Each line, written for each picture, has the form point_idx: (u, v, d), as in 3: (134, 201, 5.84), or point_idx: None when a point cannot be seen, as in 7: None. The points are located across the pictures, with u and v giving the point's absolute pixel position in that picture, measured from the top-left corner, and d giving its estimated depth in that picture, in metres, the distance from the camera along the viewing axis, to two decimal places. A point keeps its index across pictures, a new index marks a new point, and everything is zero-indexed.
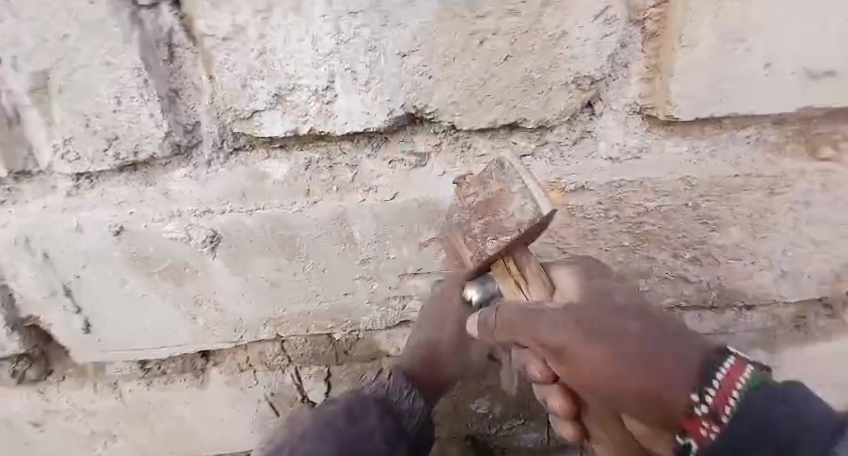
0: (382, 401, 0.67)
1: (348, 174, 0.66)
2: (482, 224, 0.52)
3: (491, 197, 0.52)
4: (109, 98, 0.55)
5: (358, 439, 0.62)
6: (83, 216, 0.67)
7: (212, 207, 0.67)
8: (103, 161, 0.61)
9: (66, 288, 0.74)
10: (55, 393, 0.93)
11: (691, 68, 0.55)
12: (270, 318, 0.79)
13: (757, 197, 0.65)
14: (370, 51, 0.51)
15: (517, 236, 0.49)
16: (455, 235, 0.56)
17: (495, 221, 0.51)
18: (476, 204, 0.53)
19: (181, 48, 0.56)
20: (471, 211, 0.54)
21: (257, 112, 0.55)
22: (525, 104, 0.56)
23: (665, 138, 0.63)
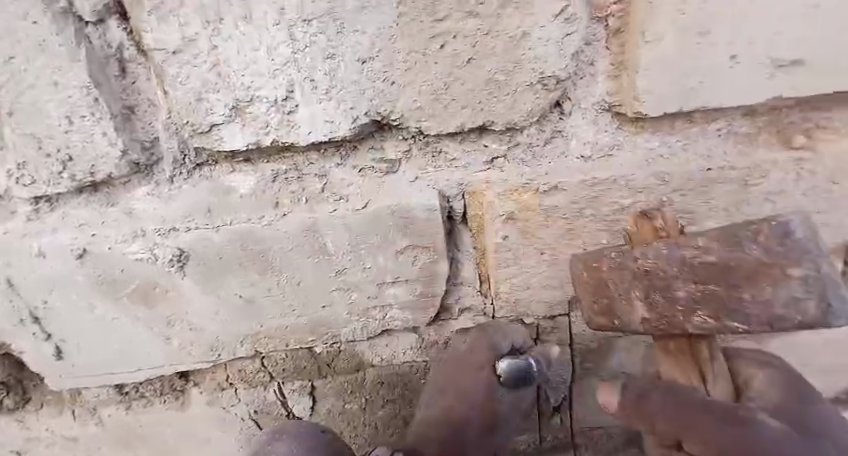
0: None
1: (317, 184, 0.65)
2: (706, 293, 0.41)
3: (731, 263, 0.39)
4: (60, 118, 0.53)
5: None
6: (44, 241, 0.64)
7: (177, 226, 0.64)
8: (60, 183, 0.59)
9: (34, 316, 0.71)
10: (35, 421, 0.90)
11: (655, 63, 0.54)
12: (248, 335, 0.77)
13: (733, 189, 0.65)
14: (328, 58, 0.50)
15: (757, 321, 0.39)
16: (643, 282, 0.45)
17: (729, 293, 0.40)
18: (704, 267, 0.40)
19: (133, 63, 0.54)
20: (658, 266, 0.43)
21: (216, 126, 0.53)
22: (492, 108, 0.55)
23: (635, 135, 0.63)
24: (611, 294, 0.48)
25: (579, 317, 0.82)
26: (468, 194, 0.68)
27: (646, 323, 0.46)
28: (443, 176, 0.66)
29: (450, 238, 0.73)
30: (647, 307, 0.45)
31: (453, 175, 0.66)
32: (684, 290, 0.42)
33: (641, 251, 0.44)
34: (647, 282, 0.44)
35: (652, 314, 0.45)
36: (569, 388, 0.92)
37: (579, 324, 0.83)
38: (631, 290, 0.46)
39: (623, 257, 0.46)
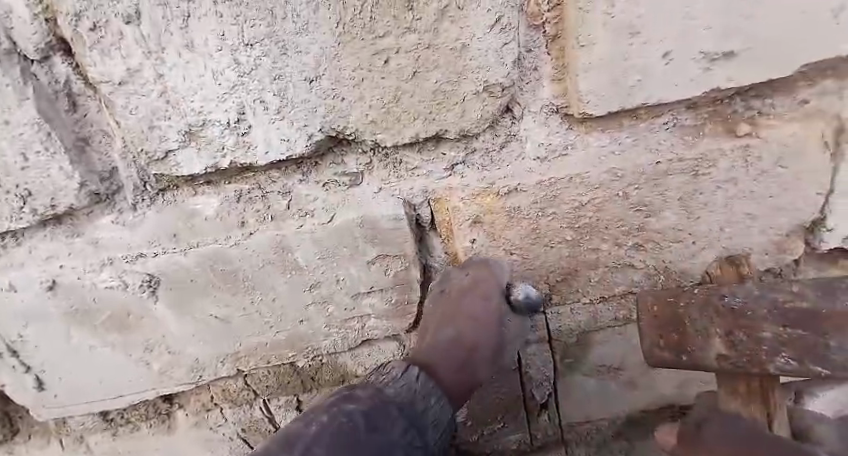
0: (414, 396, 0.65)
1: (282, 202, 0.66)
2: (789, 337, 0.41)
3: (824, 310, 0.38)
4: (15, 155, 0.54)
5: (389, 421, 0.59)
6: (13, 275, 0.65)
7: (143, 252, 0.65)
8: (22, 218, 0.60)
9: (11, 349, 0.72)
10: (25, 452, 0.91)
11: (592, 65, 0.57)
12: (228, 355, 0.78)
13: (683, 180, 0.67)
14: (275, 79, 0.51)
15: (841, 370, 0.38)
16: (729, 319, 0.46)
17: (817, 340, 0.39)
18: (796, 312, 0.40)
19: (83, 96, 0.54)
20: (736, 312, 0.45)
21: (172, 151, 0.55)
22: (443, 118, 0.57)
23: (586, 135, 0.64)
24: (685, 324, 0.50)
25: (554, 314, 0.83)
26: (433, 201, 0.69)
27: (722, 359, 0.47)
28: (405, 185, 0.67)
29: (422, 245, 0.75)
30: (727, 345, 0.46)
31: (416, 184, 0.68)
32: (771, 331, 0.42)
33: (729, 292, 0.46)
34: (732, 319, 0.45)
35: (730, 352, 0.46)
36: (554, 385, 0.93)
37: (555, 321, 0.84)
38: (713, 327, 0.47)
39: (712, 292, 0.47)
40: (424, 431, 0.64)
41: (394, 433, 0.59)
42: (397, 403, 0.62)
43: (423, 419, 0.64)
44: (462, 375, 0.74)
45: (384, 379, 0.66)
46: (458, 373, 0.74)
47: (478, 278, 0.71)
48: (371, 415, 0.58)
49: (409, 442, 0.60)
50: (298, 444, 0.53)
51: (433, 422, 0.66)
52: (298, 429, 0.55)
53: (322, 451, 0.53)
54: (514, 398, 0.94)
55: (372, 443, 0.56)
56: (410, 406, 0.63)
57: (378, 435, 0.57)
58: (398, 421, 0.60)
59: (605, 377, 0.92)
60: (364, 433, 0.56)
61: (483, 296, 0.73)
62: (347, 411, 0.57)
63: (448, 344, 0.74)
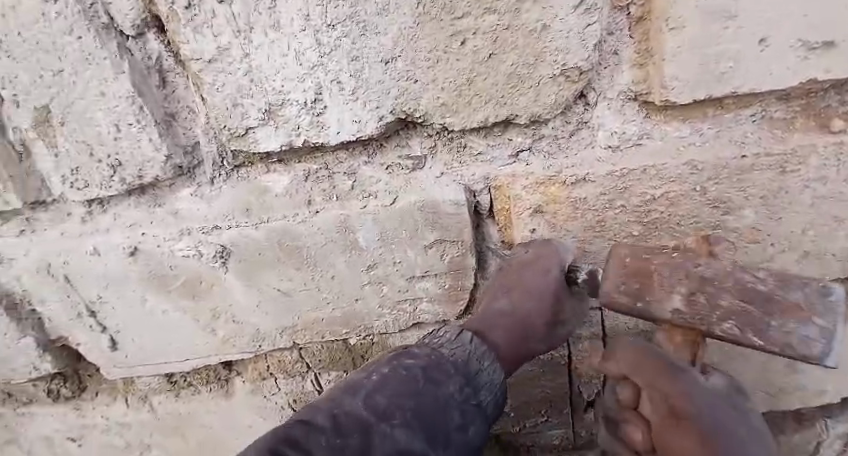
0: (466, 363, 0.63)
1: (347, 183, 0.67)
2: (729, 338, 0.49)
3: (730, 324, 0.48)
4: (109, 126, 0.58)
5: (437, 373, 0.59)
6: (98, 239, 0.70)
7: (218, 223, 0.69)
8: (110, 186, 0.64)
9: (91, 309, 0.77)
10: (90, 408, 0.97)
11: (680, 50, 0.54)
12: (288, 328, 0.81)
13: (768, 176, 0.63)
14: (353, 60, 0.52)
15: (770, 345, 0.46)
16: (717, 314, 0.48)
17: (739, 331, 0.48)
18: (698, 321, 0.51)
19: (172, 73, 0.58)
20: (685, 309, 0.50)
21: (251, 128, 0.57)
22: (515, 101, 0.56)
23: (665, 124, 0.62)
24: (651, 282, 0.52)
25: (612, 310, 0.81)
26: (494, 187, 0.68)
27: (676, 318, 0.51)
28: (469, 171, 0.67)
29: (478, 231, 0.74)
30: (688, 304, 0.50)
31: (478, 171, 0.67)
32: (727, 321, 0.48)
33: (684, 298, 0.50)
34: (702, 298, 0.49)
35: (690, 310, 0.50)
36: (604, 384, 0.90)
37: (611, 316, 0.82)
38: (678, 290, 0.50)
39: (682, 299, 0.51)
40: (479, 391, 0.61)
41: (450, 388, 0.59)
42: (453, 362, 0.62)
43: (479, 379, 0.62)
44: (516, 348, 0.69)
45: (438, 341, 0.65)
46: (513, 346, 0.68)
47: (539, 252, 0.66)
48: (428, 370, 0.60)
49: (465, 399, 0.59)
50: (364, 389, 0.57)
51: (488, 382, 0.63)
52: (360, 379, 0.59)
53: (384, 397, 0.56)
54: (562, 394, 0.92)
55: (428, 394, 0.57)
56: (465, 365, 0.62)
57: (434, 387, 0.58)
58: (454, 377, 0.60)
59: None
60: (422, 383, 0.58)
61: (544, 273, 0.66)
62: (405, 365, 0.60)
63: (503, 315, 0.68)
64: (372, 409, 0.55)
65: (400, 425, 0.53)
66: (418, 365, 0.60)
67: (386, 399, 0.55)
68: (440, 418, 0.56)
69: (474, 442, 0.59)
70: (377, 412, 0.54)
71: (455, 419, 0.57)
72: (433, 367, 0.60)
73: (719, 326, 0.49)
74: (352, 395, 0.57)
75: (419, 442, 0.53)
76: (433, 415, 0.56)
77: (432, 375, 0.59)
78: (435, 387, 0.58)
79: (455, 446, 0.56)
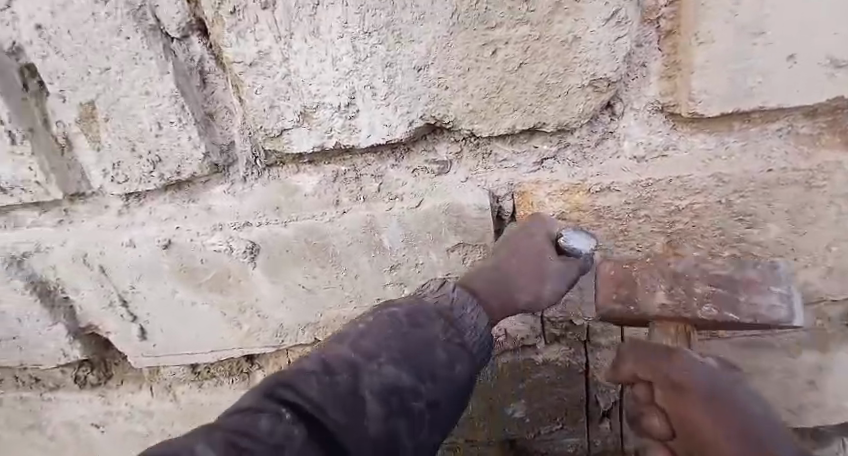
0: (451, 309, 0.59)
1: (374, 185, 0.69)
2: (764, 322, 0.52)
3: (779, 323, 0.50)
4: (151, 123, 0.61)
5: (416, 316, 0.57)
6: (134, 232, 0.73)
7: (250, 220, 0.71)
8: (149, 182, 0.67)
9: (123, 299, 0.80)
10: (116, 395, 1.00)
11: (709, 63, 0.55)
12: (310, 324, 0.82)
13: (795, 192, 0.63)
14: (387, 67, 0.54)
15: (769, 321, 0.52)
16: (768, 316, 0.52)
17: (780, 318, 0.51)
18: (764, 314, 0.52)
19: (212, 74, 0.60)
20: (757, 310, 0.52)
21: (286, 130, 0.59)
22: (543, 110, 0.57)
23: (690, 136, 0.63)
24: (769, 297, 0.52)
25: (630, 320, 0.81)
26: (518, 194, 0.69)
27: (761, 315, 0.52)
28: (493, 176, 0.69)
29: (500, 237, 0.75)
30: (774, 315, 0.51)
31: (503, 177, 0.68)
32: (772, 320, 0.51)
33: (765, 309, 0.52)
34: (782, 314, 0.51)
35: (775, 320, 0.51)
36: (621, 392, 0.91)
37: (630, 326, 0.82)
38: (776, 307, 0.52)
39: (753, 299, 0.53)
40: (464, 332, 0.58)
41: (433, 328, 0.56)
42: (435, 306, 0.59)
43: (461, 321, 0.58)
44: (502, 296, 0.63)
45: (422, 294, 0.63)
46: (500, 302, 0.63)
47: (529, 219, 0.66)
48: (411, 313, 0.57)
49: (450, 340, 0.56)
50: (352, 337, 0.55)
51: (472, 325, 0.59)
52: (346, 330, 0.57)
53: (372, 342, 0.54)
54: (577, 401, 0.93)
55: (413, 335, 0.55)
56: (447, 309, 0.59)
57: (416, 330, 0.55)
58: (438, 318, 0.57)
59: None
60: (405, 325, 0.55)
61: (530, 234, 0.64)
62: (389, 312, 0.58)
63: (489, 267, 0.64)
64: (360, 352, 0.53)
65: (388, 363, 0.52)
66: (400, 310, 0.58)
67: (373, 343, 0.53)
68: (425, 356, 0.53)
69: (464, 379, 0.55)
70: (364, 354, 0.52)
71: (440, 358, 0.54)
72: (411, 312, 0.57)
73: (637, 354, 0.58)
74: (340, 343, 0.55)
75: (407, 378, 0.51)
76: (418, 353, 0.53)
77: (413, 318, 0.57)
78: (417, 330, 0.55)
79: (444, 383, 0.53)
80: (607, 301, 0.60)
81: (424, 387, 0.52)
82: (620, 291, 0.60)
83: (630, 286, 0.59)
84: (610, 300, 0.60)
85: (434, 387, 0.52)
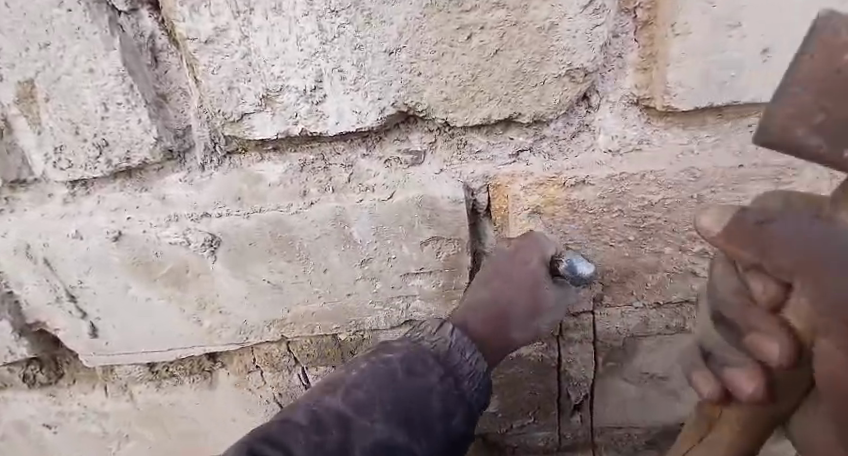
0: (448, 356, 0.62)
1: (344, 175, 0.66)
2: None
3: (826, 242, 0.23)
4: (97, 104, 0.56)
5: (415, 366, 0.60)
6: (82, 223, 0.68)
7: (209, 211, 0.67)
8: (96, 168, 0.62)
9: (71, 294, 0.75)
10: (67, 396, 0.94)
11: (685, 56, 0.54)
12: (276, 320, 0.78)
13: (765, 187, 0.63)
14: (355, 49, 0.51)
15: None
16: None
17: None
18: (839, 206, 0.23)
19: (164, 52, 0.56)
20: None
21: (247, 114, 0.55)
22: (519, 100, 0.55)
23: (665, 129, 0.62)
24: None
25: (602, 315, 0.81)
26: (493, 187, 0.67)
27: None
28: (467, 168, 0.66)
29: (474, 230, 0.73)
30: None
31: (478, 168, 0.66)
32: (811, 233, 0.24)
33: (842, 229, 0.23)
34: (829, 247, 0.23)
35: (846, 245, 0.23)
36: (592, 386, 0.90)
37: (603, 321, 0.82)
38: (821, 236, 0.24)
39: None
40: (462, 381, 0.61)
41: (430, 379, 0.59)
42: (434, 354, 0.62)
43: (461, 369, 0.62)
44: (498, 325, 0.70)
45: (419, 333, 0.64)
46: (495, 330, 0.69)
47: (518, 245, 0.66)
48: (408, 363, 0.60)
49: (447, 390, 0.60)
50: (345, 384, 0.59)
51: (471, 372, 0.62)
52: (341, 373, 0.61)
53: (364, 392, 0.58)
54: (549, 395, 0.92)
55: (409, 389, 0.58)
56: (445, 357, 0.62)
57: (414, 382, 0.59)
58: (435, 367, 0.60)
59: (644, 384, 0.89)
60: (400, 377, 0.59)
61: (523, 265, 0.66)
62: (385, 360, 0.60)
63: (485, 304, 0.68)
64: (352, 405, 0.57)
65: (379, 420, 0.56)
66: (396, 359, 0.60)
67: (366, 395, 0.57)
68: (419, 411, 0.58)
69: (458, 430, 0.60)
70: (357, 407, 0.57)
71: (434, 412, 0.58)
72: (411, 363, 0.60)
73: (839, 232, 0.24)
74: (333, 391, 0.59)
75: (399, 435, 0.57)
76: (411, 407, 0.58)
77: (413, 368, 0.60)
78: (415, 385, 0.59)
79: (437, 436, 0.58)
80: (807, 130, 0.21)
81: (417, 445, 0.57)
82: (815, 104, 0.20)
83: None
84: (791, 118, 0.22)
85: (428, 442, 0.58)
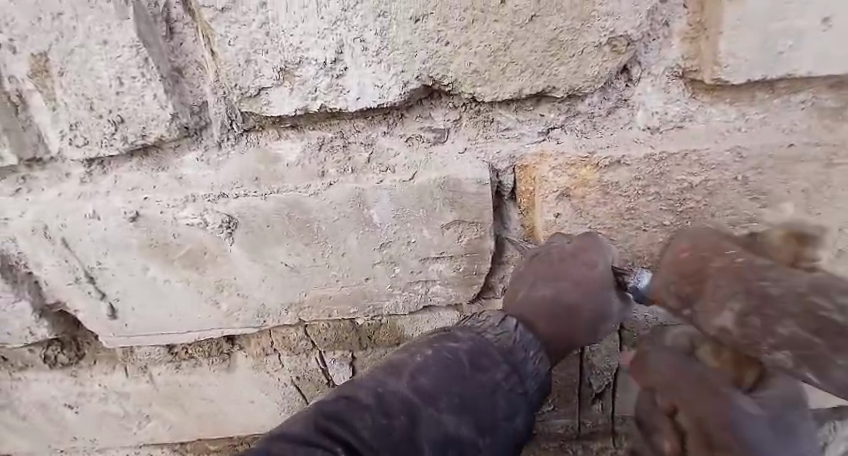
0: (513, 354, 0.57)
1: (364, 154, 0.63)
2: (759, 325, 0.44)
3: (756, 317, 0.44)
4: (111, 79, 0.54)
5: (481, 359, 0.55)
6: (98, 203, 0.66)
7: (226, 192, 0.65)
8: (111, 145, 0.60)
9: (90, 275, 0.74)
10: (88, 376, 0.94)
11: (742, 23, 0.49)
12: (293, 303, 0.77)
13: (813, 169, 0.59)
14: (380, 16, 0.48)
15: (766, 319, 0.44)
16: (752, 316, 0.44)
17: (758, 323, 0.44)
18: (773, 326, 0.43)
19: (180, 23, 0.54)
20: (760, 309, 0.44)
21: (264, 89, 0.53)
22: (554, 71, 0.51)
23: (709, 105, 0.58)
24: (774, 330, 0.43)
25: None
26: (519, 168, 0.64)
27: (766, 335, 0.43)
28: (493, 148, 0.63)
29: (497, 214, 0.69)
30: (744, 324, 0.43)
31: (504, 148, 0.63)
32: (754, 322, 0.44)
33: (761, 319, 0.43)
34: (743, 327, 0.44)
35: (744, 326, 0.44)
36: (615, 376, 0.87)
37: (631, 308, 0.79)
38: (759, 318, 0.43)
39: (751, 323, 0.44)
40: (526, 379, 0.56)
41: (497, 375, 0.55)
42: (499, 347, 0.57)
43: (526, 366, 0.57)
44: (561, 330, 0.62)
45: (481, 326, 0.60)
46: (559, 335, 0.63)
47: (581, 243, 0.60)
48: (473, 355, 0.55)
49: (512, 388, 0.55)
50: (408, 368, 0.53)
51: (534, 372, 0.58)
52: (402, 358, 0.55)
53: (428, 380, 0.52)
54: (570, 384, 0.89)
55: (476, 381, 0.53)
56: (511, 352, 0.57)
57: (481, 375, 0.54)
58: (501, 362, 0.56)
59: None
60: (467, 369, 0.54)
61: (587, 266, 0.60)
62: (450, 348, 0.56)
63: (545, 305, 0.62)
64: (418, 392, 0.51)
65: (445, 411, 0.51)
66: (460, 350, 0.55)
67: (430, 382, 0.52)
68: (486, 407, 0.52)
69: (520, 430, 0.55)
70: (422, 395, 0.51)
71: (502, 410, 0.53)
72: (477, 356, 0.55)
73: (767, 354, 0.42)
74: (393, 375, 0.53)
75: (466, 431, 0.51)
76: (478, 404, 0.52)
77: (480, 359, 0.55)
78: (484, 380, 0.54)
79: (501, 436, 0.53)
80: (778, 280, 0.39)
81: (482, 441, 0.52)
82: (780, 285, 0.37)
83: (698, 283, 0.46)
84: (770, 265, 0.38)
85: (492, 441, 0.52)
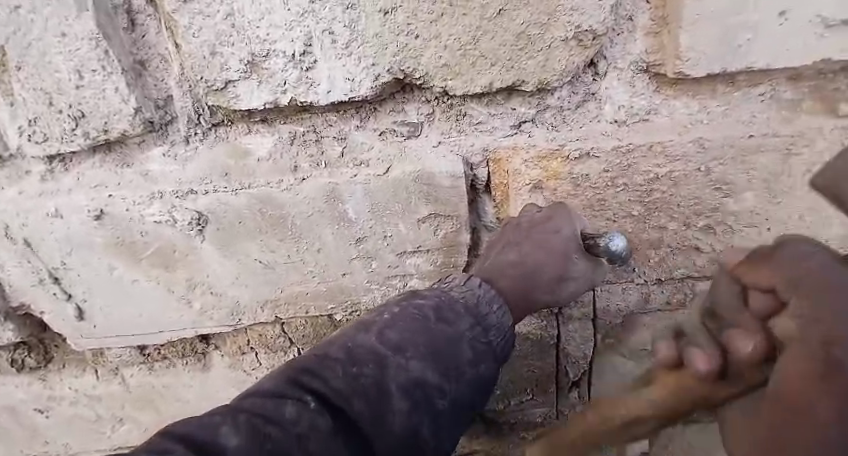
0: (476, 311, 0.57)
1: (336, 149, 0.63)
2: None
3: None
4: (70, 72, 0.52)
5: (446, 310, 0.56)
6: (60, 201, 0.64)
7: (195, 188, 0.64)
8: (73, 141, 0.58)
9: (54, 276, 0.71)
10: (57, 380, 0.91)
11: (700, 17, 0.51)
12: (268, 300, 0.75)
13: (773, 159, 0.61)
14: (347, 8, 0.48)
15: None
16: None
17: None
18: None
19: (142, 14, 0.53)
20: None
21: (232, 82, 0.52)
22: (523, 65, 0.52)
23: (673, 99, 0.59)
24: None
25: (604, 291, 0.80)
26: (492, 161, 0.64)
27: None
28: (466, 141, 0.63)
29: (472, 208, 0.70)
30: None
31: (477, 141, 0.63)
32: None
33: None
34: None
35: None
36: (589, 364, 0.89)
37: (603, 297, 0.81)
38: None
39: None
40: (488, 331, 0.57)
41: (461, 326, 0.55)
42: (463, 303, 0.58)
43: (489, 319, 0.57)
44: (523, 292, 0.63)
45: (447, 285, 0.60)
46: (521, 297, 0.63)
47: (551, 213, 0.61)
48: (439, 309, 0.56)
49: (475, 337, 0.55)
50: (377, 325, 0.55)
51: (497, 325, 0.58)
52: (371, 317, 0.56)
53: (396, 333, 0.54)
54: (547, 374, 0.90)
55: (439, 332, 0.54)
56: (473, 307, 0.58)
57: (446, 327, 0.55)
58: (466, 315, 0.56)
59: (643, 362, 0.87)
60: (432, 322, 0.54)
61: (554, 233, 0.61)
62: (416, 305, 0.56)
63: (509, 270, 0.62)
64: (385, 345, 0.53)
65: (414, 358, 0.52)
66: (423, 305, 0.56)
67: (398, 335, 0.53)
68: (450, 355, 0.53)
69: (489, 377, 0.56)
70: (389, 347, 0.52)
71: (467, 358, 0.54)
72: (439, 309, 0.56)
73: None
74: (364, 331, 0.54)
75: (432, 376, 0.52)
76: (444, 352, 0.53)
77: (442, 312, 0.56)
78: (447, 331, 0.54)
79: (468, 381, 0.54)
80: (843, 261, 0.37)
81: (449, 387, 0.53)
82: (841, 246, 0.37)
83: None
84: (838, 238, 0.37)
85: (458, 387, 0.53)
